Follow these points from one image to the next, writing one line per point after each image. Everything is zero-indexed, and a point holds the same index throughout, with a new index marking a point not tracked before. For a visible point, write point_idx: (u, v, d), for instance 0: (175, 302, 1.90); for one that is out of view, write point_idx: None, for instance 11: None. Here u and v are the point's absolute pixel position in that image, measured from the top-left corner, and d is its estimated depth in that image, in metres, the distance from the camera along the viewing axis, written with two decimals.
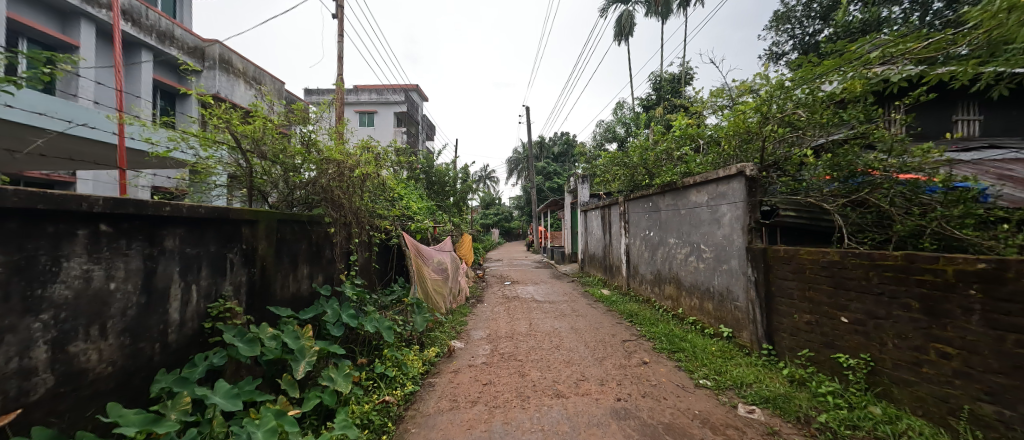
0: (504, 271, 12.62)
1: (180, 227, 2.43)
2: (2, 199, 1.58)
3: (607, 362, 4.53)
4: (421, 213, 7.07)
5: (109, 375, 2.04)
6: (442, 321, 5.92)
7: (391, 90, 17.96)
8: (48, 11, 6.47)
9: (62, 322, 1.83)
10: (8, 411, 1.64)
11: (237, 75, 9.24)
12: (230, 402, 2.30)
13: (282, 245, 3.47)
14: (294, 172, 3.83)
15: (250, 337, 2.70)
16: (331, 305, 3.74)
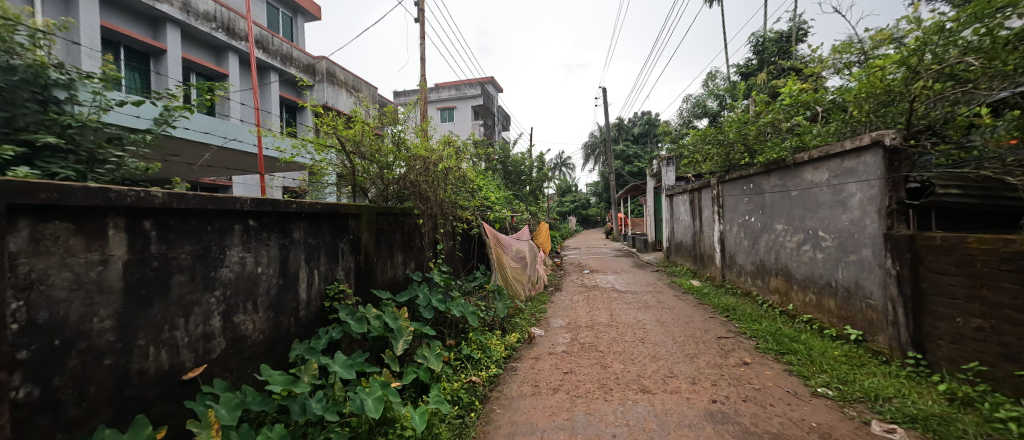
0: (582, 260, 12.29)
1: (304, 220, 2.66)
2: (185, 202, 1.81)
3: (699, 359, 4.08)
4: (500, 202, 7.12)
5: (261, 342, 2.32)
6: (522, 309, 5.90)
7: (468, 85, 18.40)
8: (205, 47, 7.61)
9: (227, 298, 2.10)
10: (197, 366, 1.93)
11: (341, 85, 10.12)
12: (347, 371, 2.47)
13: (380, 234, 3.67)
14: (388, 168, 4.01)
15: (359, 316, 2.89)
16: (422, 290, 3.91)
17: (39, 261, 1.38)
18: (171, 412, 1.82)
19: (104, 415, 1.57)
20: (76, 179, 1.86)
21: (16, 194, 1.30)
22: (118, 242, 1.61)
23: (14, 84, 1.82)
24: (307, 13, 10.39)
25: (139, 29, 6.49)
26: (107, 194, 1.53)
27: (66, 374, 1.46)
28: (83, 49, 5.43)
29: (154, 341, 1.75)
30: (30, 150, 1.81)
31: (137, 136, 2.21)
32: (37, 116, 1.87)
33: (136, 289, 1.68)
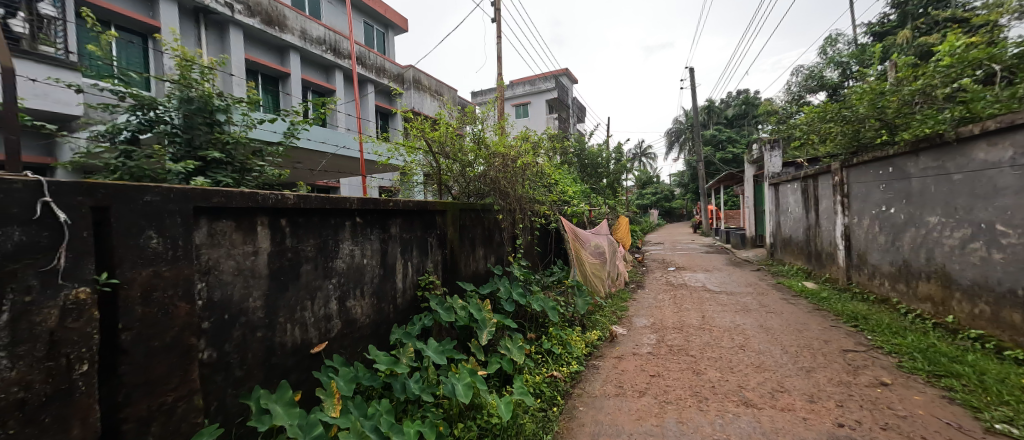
0: (667, 256, 11.35)
1: (399, 217, 2.75)
2: (308, 203, 1.98)
3: (818, 374, 3.37)
4: (577, 197, 6.82)
5: (368, 325, 2.46)
6: (602, 306, 5.55)
7: (542, 79, 18.16)
8: (318, 67, 8.36)
9: (341, 284, 2.25)
10: (321, 342, 2.10)
11: (426, 91, 10.56)
12: (439, 356, 2.46)
13: (463, 229, 3.64)
14: (470, 167, 4.03)
15: (447, 305, 2.89)
16: (502, 283, 3.77)
17: (213, 251, 1.60)
18: (302, 380, 2.01)
19: (257, 377, 1.78)
20: (231, 184, 2.54)
21: (198, 198, 1.51)
22: (263, 236, 1.80)
23: (190, 118, 2.57)
24: (397, 27, 10.97)
25: (268, 57, 7.34)
26: (257, 197, 1.71)
27: (233, 342, 1.68)
28: (235, 78, 6.41)
29: (290, 319, 1.93)
30: (204, 164, 2.54)
31: (270, 149, 2.90)
32: (206, 137, 2.61)
33: (277, 275, 1.87)
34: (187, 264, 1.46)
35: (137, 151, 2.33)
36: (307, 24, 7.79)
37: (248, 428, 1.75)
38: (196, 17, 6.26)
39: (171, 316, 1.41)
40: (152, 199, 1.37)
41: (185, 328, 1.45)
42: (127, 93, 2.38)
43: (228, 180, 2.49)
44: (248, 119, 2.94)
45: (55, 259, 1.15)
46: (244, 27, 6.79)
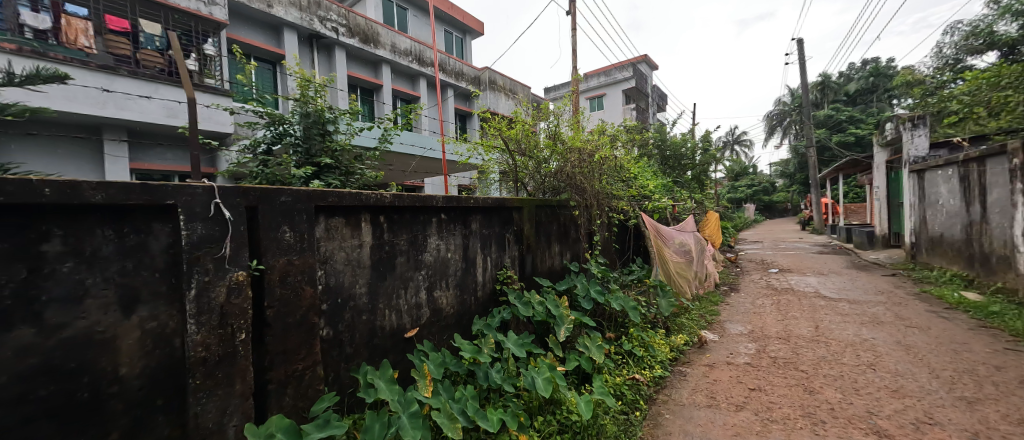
0: (767, 256, 10.08)
1: (479, 213, 2.82)
2: (401, 201, 2.15)
3: (983, 407, 2.69)
4: (657, 191, 6.36)
5: (453, 314, 2.58)
6: (689, 309, 5.08)
7: (618, 68, 17.30)
8: (405, 76, 9.00)
9: (429, 276, 2.40)
10: (413, 327, 2.27)
11: (500, 91, 10.79)
12: (519, 349, 2.50)
13: (539, 225, 3.55)
14: (545, 163, 4.01)
15: (525, 300, 2.88)
16: (580, 280, 3.62)
17: (329, 243, 1.82)
18: (398, 361, 2.19)
19: (363, 355, 1.99)
20: (338, 185, 2.91)
21: (317, 198, 1.73)
22: (367, 230, 2.00)
23: (308, 128, 2.96)
24: (474, 31, 11.33)
25: (365, 72, 8.10)
26: (361, 197, 1.90)
27: (344, 323, 1.89)
28: (339, 92, 7.19)
29: (388, 305, 2.12)
30: (319, 169, 2.92)
31: (370, 153, 3.24)
32: (321, 145, 2.98)
33: (377, 266, 2.06)
34: (310, 254, 1.69)
35: (270, 159, 2.83)
36: (397, 38, 8.41)
37: (357, 399, 1.97)
38: (310, 43, 7.10)
39: (299, 297, 1.64)
40: (286, 199, 1.61)
41: (310, 309, 1.68)
42: (263, 110, 2.85)
43: (336, 182, 2.86)
44: (351, 127, 3.27)
45: (220, 247, 1.42)
46: (346, 47, 7.55)
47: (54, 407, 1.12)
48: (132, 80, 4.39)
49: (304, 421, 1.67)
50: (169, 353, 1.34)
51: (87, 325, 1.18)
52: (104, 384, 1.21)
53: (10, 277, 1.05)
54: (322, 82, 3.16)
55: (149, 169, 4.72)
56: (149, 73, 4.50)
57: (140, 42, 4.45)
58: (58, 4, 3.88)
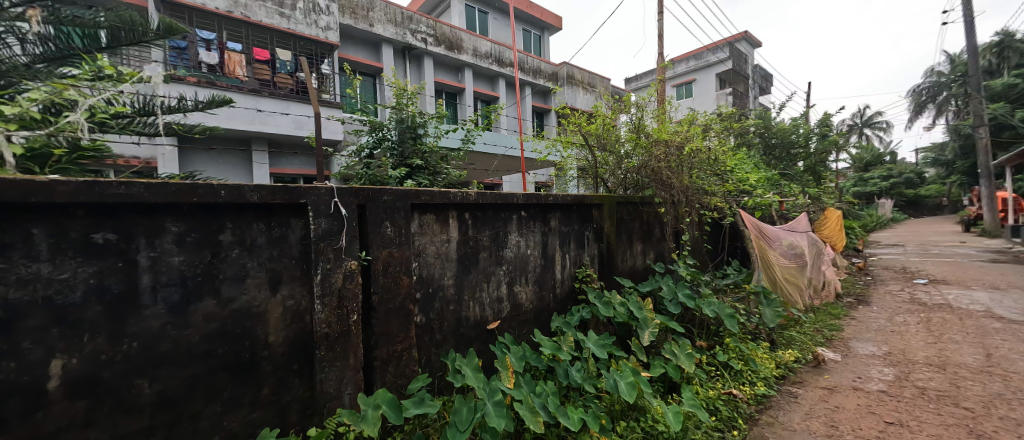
0: (912, 264, 8.28)
1: (558, 210, 2.82)
2: (484, 199, 2.25)
3: None
4: (759, 185, 5.66)
5: (532, 310, 2.63)
6: (802, 321, 4.42)
7: (713, 49, 15.72)
8: (486, 78, 9.32)
9: (510, 272, 2.47)
10: (495, 320, 2.38)
11: (579, 85, 10.51)
12: (600, 350, 2.45)
13: (618, 224, 3.43)
14: (626, 158, 3.88)
15: (606, 300, 2.79)
16: (666, 282, 3.39)
17: (422, 238, 2.00)
18: (481, 350, 2.32)
19: (450, 342, 2.14)
20: (427, 184, 3.17)
21: (412, 197, 1.91)
22: (454, 227, 2.14)
23: (402, 133, 3.25)
24: (552, 27, 11.31)
25: (449, 77, 8.61)
26: (449, 195, 2.05)
27: (434, 311, 2.06)
28: (427, 97, 7.71)
29: (472, 297, 2.25)
30: (411, 169, 3.22)
31: (454, 154, 3.47)
32: (412, 147, 3.27)
33: (462, 260, 2.19)
34: (406, 248, 1.88)
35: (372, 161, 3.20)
36: (479, 42, 8.77)
37: (445, 382, 2.13)
38: (403, 55, 7.76)
39: (398, 286, 1.84)
40: (387, 198, 1.81)
41: (406, 297, 1.87)
42: (364, 119, 3.21)
43: (425, 181, 3.12)
44: (438, 130, 3.53)
45: (338, 239, 1.66)
46: (432, 55, 8.08)
47: (226, 362, 1.43)
48: (272, 100, 5.22)
49: (403, 396, 1.87)
50: (301, 327, 1.61)
51: (247, 300, 1.47)
52: (258, 348, 1.50)
53: (200, 259, 1.36)
54: (414, 90, 3.46)
55: (283, 173, 5.64)
56: (283, 93, 5.33)
57: (277, 67, 5.33)
58: (222, 43, 4.90)
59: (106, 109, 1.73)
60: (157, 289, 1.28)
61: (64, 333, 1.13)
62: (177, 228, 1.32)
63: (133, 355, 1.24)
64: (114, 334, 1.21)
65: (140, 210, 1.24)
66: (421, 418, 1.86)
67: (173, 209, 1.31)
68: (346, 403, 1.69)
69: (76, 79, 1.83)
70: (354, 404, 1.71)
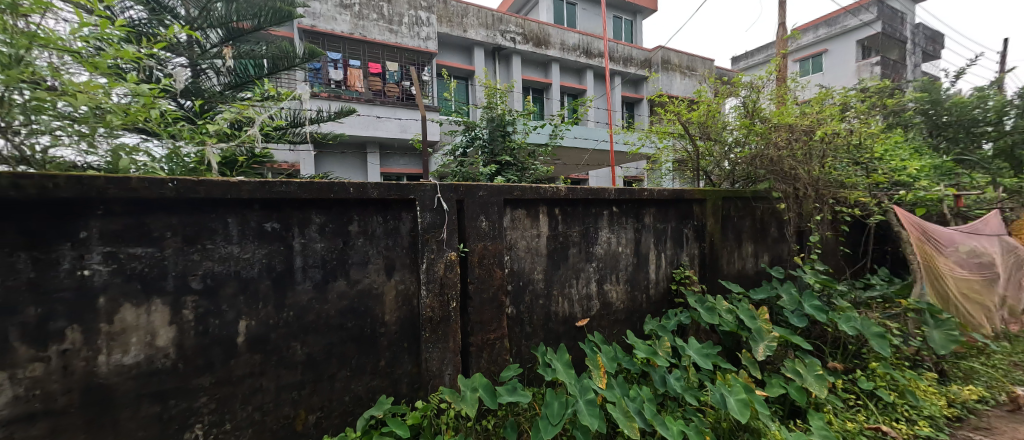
0: None
1: (653, 206, 2.60)
2: (575, 194, 2.21)
3: None
4: (921, 174, 4.53)
5: (624, 310, 2.49)
6: (989, 349, 3.41)
7: (853, 11, 13.01)
8: (574, 72, 9.20)
9: (601, 269, 2.38)
10: (585, 317, 2.32)
11: (675, 70, 9.70)
12: (703, 359, 2.23)
13: (724, 221, 3.00)
14: (734, 146, 3.45)
15: (710, 305, 2.50)
16: (787, 289, 2.84)
17: (514, 232, 2.05)
18: (571, 347, 2.30)
19: (540, 335, 2.17)
20: (516, 180, 3.27)
21: (505, 193, 1.97)
22: (544, 222, 2.15)
23: (493, 131, 3.38)
24: (645, 10, 10.63)
25: (537, 73, 8.69)
26: (540, 190, 2.07)
27: (525, 305, 2.11)
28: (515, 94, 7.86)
29: (562, 293, 2.23)
30: (500, 166, 3.35)
31: (541, 149, 3.53)
32: (502, 144, 3.39)
33: (552, 255, 2.19)
34: (500, 241, 1.96)
35: (465, 160, 3.39)
36: (567, 35, 8.67)
37: (535, 374, 2.17)
38: (494, 55, 8.07)
39: (491, 277, 1.93)
40: (483, 193, 1.90)
41: (499, 288, 1.96)
42: (458, 119, 3.43)
43: (513, 177, 3.21)
44: (527, 126, 3.61)
45: (440, 231, 1.81)
46: (521, 53, 8.23)
47: (353, 335, 1.67)
48: (384, 107, 5.82)
49: (496, 383, 1.96)
50: (411, 309, 1.80)
51: (369, 282, 1.69)
52: (377, 325, 1.72)
53: (335, 246, 1.61)
54: (505, 89, 3.59)
55: (392, 172, 6.26)
56: (393, 101, 5.93)
57: (386, 78, 5.96)
58: (346, 62, 5.62)
59: (271, 122, 2.16)
60: (306, 269, 1.56)
61: (247, 300, 1.45)
62: (319, 220, 1.58)
63: (289, 322, 1.53)
64: (277, 304, 1.50)
65: (294, 204, 1.52)
66: (513, 405, 1.94)
67: (316, 204, 1.56)
68: (446, 381, 1.84)
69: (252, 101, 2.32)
70: (454, 384, 1.86)
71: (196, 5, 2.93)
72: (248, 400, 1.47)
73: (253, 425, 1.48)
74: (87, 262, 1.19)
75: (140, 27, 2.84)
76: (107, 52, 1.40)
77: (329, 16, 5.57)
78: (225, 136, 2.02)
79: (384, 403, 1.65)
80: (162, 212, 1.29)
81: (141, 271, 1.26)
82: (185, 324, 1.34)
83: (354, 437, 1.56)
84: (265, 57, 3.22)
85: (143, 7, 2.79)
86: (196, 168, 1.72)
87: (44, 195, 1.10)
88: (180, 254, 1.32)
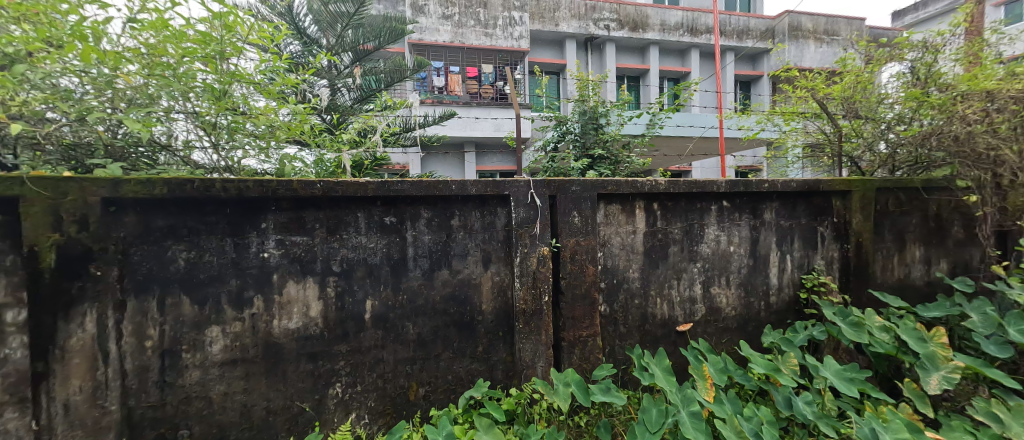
0: None
1: (775, 199, 2.23)
2: (677, 188, 2.05)
3: None
4: None
5: (735, 317, 2.24)
6: None
7: None
8: (675, 53, 8.51)
9: (707, 270, 2.18)
10: (686, 322, 2.17)
11: (808, 36, 8.12)
12: (846, 384, 1.78)
13: (879, 218, 2.36)
14: (898, 122, 2.52)
15: (856, 320, 1.98)
16: (976, 304, 2.04)
17: (608, 229, 2.01)
18: (670, 352, 2.17)
19: (635, 336, 2.10)
20: (609, 174, 3.19)
21: (598, 188, 1.94)
22: (641, 218, 2.07)
23: (585, 124, 3.33)
24: None
25: (633, 60, 8.26)
26: (636, 183, 1.98)
27: (619, 303, 2.06)
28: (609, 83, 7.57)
29: (660, 293, 2.12)
30: (592, 159, 3.29)
31: (637, 140, 3.35)
32: (594, 137, 3.33)
33: (650, 253, 2.09)
34: (592, 237, 1.95)
35: (556, 155, 3.40)
36: (667, 14, 8.07)
37: (630, 376, 2.11)
38: (587, 46, 7.89)
39: (584, 273, 1.94)
40: (576, 188, 1.90)
41: (591, 284, 1.95)
42: (550, 113, 3.44)
43: (606, 171, 3.16)
44: (621, 117, 3.46)
45: (534, 226, 1.87)
46: (615, 40, 7.92)
47: (455, 320, 1.83)
48: (479, 108, 6.11)
49: (589, 381, 1.96)
50: (506, 301, 1.90)
51: (468, 273, 1.84)
52: (475, 313, 1.86)
53: (441, 238, 1.78)
54: (597, 80, 3.51)
55: (486, 170, 6.61)
56: (488, 101, 6.19)
57: (482, 80, 6.20)
58: (446, 68, 6.05)
59: (389, 129, 2.46)
60: (416, 258, 1.75)
61: (373, 282, 1.69)
62: (427, 214, 1.76)
63: (404, 304, 1.75)
64: (394, 288, 1.73)
65: (408, 200, 1.72)
66: (607, 406, 1.91)
67: (425, 200, 1.75)
68: (539, 372, 1.90)
69: (374, 110, 2.65)
70: (546, 376, 1.91)
71: (334, 34, 3.48)
72: (373, 368, 1.72)
73: (376, 389, 1.73)
74: (266, 247, 1.54)
75: (297, 57, 3.53)
76: (277, 80, 1.76)
77: (433, 29, 6.09)
78: (356, 143, 2.37)
79: (482, 386, 1.78)
80: (313, 208, 1.59)
81: (300, 254, 1.58)
82: (329, 299, 1.63)
83: (457, 413, 1.73)
84: (383, 72, 3.70)
85: (299, 42, 3.47)
86: (334, 171, 2.09)
87: (239, 195, 1.46)
88: (325, 242, 1.61)
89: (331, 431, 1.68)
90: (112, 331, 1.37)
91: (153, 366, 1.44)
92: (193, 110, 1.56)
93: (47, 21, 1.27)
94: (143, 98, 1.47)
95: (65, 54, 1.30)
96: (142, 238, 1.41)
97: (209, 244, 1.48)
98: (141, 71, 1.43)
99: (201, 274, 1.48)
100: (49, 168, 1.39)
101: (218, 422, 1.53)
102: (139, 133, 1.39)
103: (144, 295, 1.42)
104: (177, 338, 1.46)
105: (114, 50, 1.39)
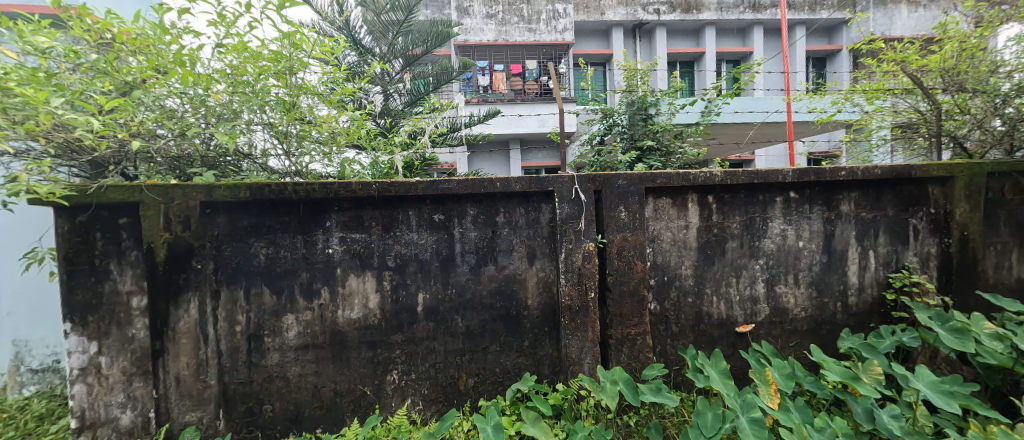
0: None
1: (854, 189, 2.05)
2: (736, 180, 1.95)
3: None
4: None
5: (804, 319, 2.09)
6: None
7: None
8: (734, 33, 7.96)
9: (771, 267, 2.05)
10: (746, 323, 2.06)
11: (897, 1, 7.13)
12: (944, 399, 1.60)
13: (992, 207, 2.09)
14: (1019, 94, 2.17)
15: (960, 326, 1.76)
16: None
17: (659, 223, 1.96)
18: (728, 353, 2.08)
19: (688, 337, 2.03)
20: (660, 166, 3.08)
21: (652, 180, 1.89)
22: (694, 211, 1.99)
23: (633, 115, 3.24)
24: None
25: (686, 44, 7.85)
26: (689, 176, 1.92)
27: (671, 301, 2.01)
28: (659, 71, 7.26)
29: (717, 292, 2.03)
30: (641, 151, 3.19)
31: (691, 129, 3.19)
32: (643, 128, 3.23)
33: (705, 248, 2.01)
34: (641, 232, 1.90)
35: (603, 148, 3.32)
36: None
37: (684, 376, 2.05)
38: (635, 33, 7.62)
39: (632, 270, 1.90)
40: (623, 182, 1.87)
41: (640, 281, 1.91)
42: (597, 105, 3.36)
43: (656, 163, 3.04)
44: (672, 106, 3.31)
45: (579, 222, 1.87)
46: (665, 25, 7.57)
47: (501, 314, 1.88)
48: (524, 105, 6.09)
49: (640, 380, 1.93)
50: (552, 297, 1.92)
51: (513, 268, 1.88)
52: (522, 308, 1.90)
53: (487, 235, 1.84)
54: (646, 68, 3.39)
55: (532, 166, 6.62)
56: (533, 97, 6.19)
57: (527, 76, 6.20)
58: (491, 67, 6.20)
59: (439, 130, 2.54)
60: (464, 254, 1.82)
61: (429, 278, 1.79)
62: (473, 211, 1.82)
63: (457, 298, 1.83)
64: (445, 282, 1.81)
65: (458, 197, 1.79)
66: (658, 407, 1.88)
67: (474, 198, 1.81)
68: (586, 369, 1.90)
69: (425, 111, 2.75)
70: (594, 374, 1.90)
71: (386, 42, 3.67)
72: (427, 357, 1.82)
73: (430, 377, 1.83)
74: (331, 243, 1.68)
75: (354, 67, 3.77)
76: (337, 90, 1.90)
77: (477, 29, 6.23)
78: (407, 145, 2.47)
79: (529, 381, 1.81)
80: (370, 207, 1.71)
81: (362, 251, 1.71)
82: (388, 292, 1.75)
83: (505, 405, 1.79)
84: (432, 76, 3.83)
85: (355, 52, 3.70)
86: (388, 172, 2.20)
87: (308, 197, 1.61)
88: (382, 239, 1.73)
89: (389, 415, 1.80)
90: (209, 317, 1.57)
91: (241, 347, 1.63)
92: (268, 121, 1.73)
93: (156, 52, 1.48)
94: (229, 113, 1.66)
95: (169, 80, 1.51)
96: (230, 236, 1.59)
97: (284, 241, 1.64)
98: (226, 89, 1.62)
99: (278, 267, 1.65)
100: (161, 177, 1.62)
101: (294, 400, 1.71)
102: (226, 145, 1.57)
103: (234, 285, 1.61)
104: (259, 324, 1.65)
105: (206, 73, 1.58)
